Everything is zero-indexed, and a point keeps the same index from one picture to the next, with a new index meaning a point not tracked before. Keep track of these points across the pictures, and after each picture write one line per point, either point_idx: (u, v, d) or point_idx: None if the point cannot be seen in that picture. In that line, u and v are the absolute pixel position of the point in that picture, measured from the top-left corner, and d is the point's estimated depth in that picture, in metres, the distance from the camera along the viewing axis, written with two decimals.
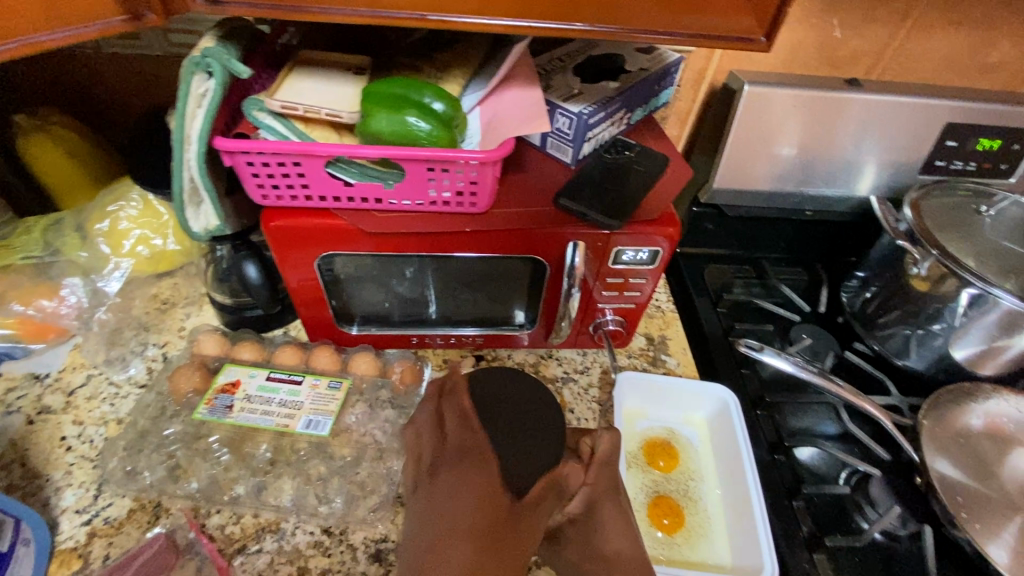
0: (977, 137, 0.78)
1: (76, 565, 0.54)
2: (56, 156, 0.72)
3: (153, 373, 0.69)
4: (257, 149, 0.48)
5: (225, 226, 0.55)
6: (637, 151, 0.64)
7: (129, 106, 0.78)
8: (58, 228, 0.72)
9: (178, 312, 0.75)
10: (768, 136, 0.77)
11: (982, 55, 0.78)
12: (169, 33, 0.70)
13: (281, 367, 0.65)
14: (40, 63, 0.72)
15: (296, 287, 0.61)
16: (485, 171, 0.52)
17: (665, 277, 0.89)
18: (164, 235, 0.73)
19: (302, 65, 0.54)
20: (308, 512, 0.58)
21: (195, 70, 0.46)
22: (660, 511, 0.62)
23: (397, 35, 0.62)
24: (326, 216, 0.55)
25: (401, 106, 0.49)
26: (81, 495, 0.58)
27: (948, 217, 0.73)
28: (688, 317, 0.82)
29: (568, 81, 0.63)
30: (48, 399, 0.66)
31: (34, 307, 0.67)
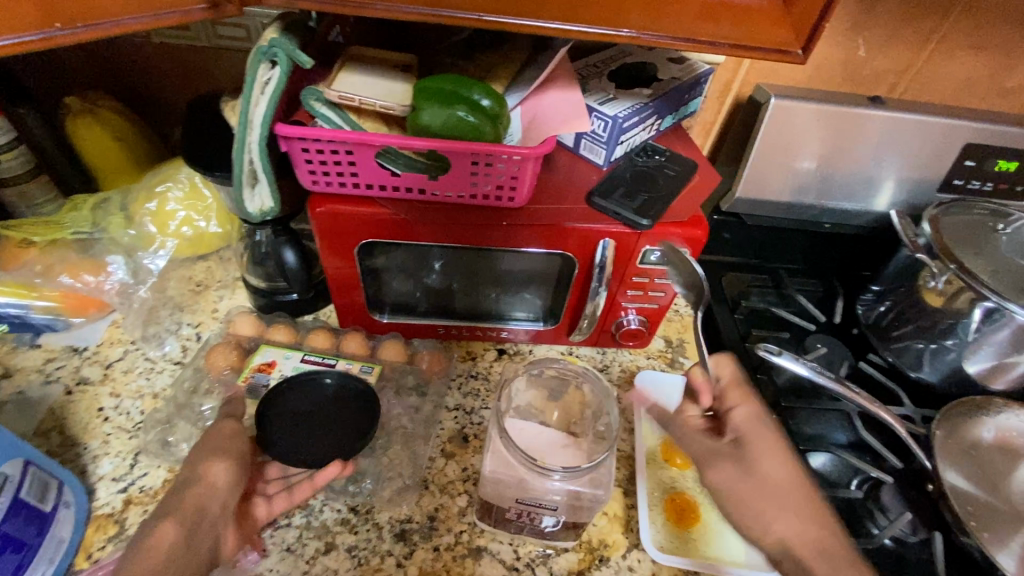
0: (995, 159, 0.80)
1: (112, 530, 0.56)
2: (103, 137, 0.75)
3: (188, 351, 0.71)
4: (314, 136, 0.51)
5: (278, 209, 0.57)
6: (667, 156, 0.67)
7: (173, 94, 0.81)
8: (104, 207, 0.75)
9: (211, 294, 0.77)
10: (791, 148, 0.80)
11: (1002, 79, 0.80)
12: (218, 26, 0.73)
13: (315, 350, 0.67)
14: (93, 48, 0.75)
15: (332, 274, 0.64)
16: (527, 166, 0.54)
17: None
18: (207, 218, 0.76)
19: (354, 60, 0.57)
20: (337, 490, 0.60)
21: (261, 60, 0.49)
22: (676, 507, 0.63)
23: (442, 37, 0.64)
24: (371, 204, 0.57)
25: (452, 101, 0.52)
26: (117, 463, 0.60)
27: (965, 234, 0.75)
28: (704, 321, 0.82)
29: (603, 86, 0.65)
30: (86, 370, 0.68)
31: (80, 281, 0.70)
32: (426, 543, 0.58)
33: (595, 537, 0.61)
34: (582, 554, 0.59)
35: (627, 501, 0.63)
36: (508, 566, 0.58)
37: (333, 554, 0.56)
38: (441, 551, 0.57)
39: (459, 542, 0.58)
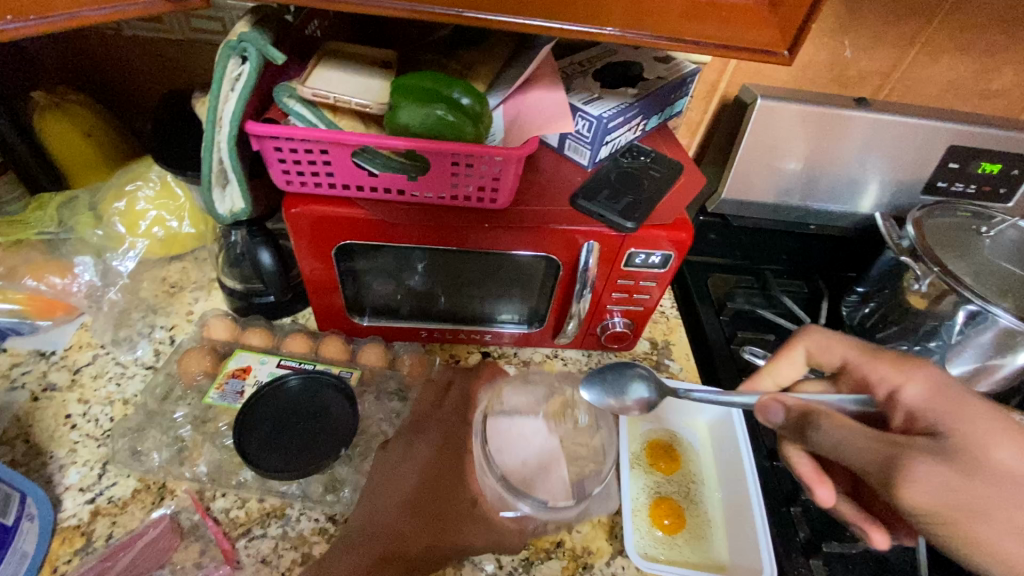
0: (978, 161, 0.80)
1: (79, 543, 0.54)
2: (71, 133, 0.72)
3: (161, 355, 0.68)
4: (286, 135, 0.49)
5: (249, 210, 0.55)
6: (653, 158, 0.66)
7: (146, 88, 0.78)
8: (72, 206, 0.72)
9: (186, 296, 0.75)
10: (777, 149, 0.79)
11: (986, 81, 0.80)
12: (191, 18, 0.70)
13: (291, 355, 0.65)
14: (61, 40, 0.72)
15: (309, 276, 0.62)
16: (509, 166, 0.52)
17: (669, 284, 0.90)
18: (180, 218, 0.73)
19: (330, 55, 0.55)
20: (313, 499, 0.58)
21: (230, 54, 0.47)
22: (660, 512, 0.63)
23: (421, 33, 0.63)
24: (348, 205, 0.56)
25: (430, 100, 0.50)
26: (85, 473, 0.58)
27: (948, 236, 0.75)
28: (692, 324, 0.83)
29: (588, 85, 0.64)
30: (54, 376, 0.66)
31: (46, 283, 0.68)
32: (406, 554, 0.56)
33: (578, 544, 0.59)
34: (566, 562, 0.58)
35: (611, 507, 0.62)
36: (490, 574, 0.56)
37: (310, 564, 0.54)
38: (422, 561, 0.56)
39: (440, 552, 0.57)
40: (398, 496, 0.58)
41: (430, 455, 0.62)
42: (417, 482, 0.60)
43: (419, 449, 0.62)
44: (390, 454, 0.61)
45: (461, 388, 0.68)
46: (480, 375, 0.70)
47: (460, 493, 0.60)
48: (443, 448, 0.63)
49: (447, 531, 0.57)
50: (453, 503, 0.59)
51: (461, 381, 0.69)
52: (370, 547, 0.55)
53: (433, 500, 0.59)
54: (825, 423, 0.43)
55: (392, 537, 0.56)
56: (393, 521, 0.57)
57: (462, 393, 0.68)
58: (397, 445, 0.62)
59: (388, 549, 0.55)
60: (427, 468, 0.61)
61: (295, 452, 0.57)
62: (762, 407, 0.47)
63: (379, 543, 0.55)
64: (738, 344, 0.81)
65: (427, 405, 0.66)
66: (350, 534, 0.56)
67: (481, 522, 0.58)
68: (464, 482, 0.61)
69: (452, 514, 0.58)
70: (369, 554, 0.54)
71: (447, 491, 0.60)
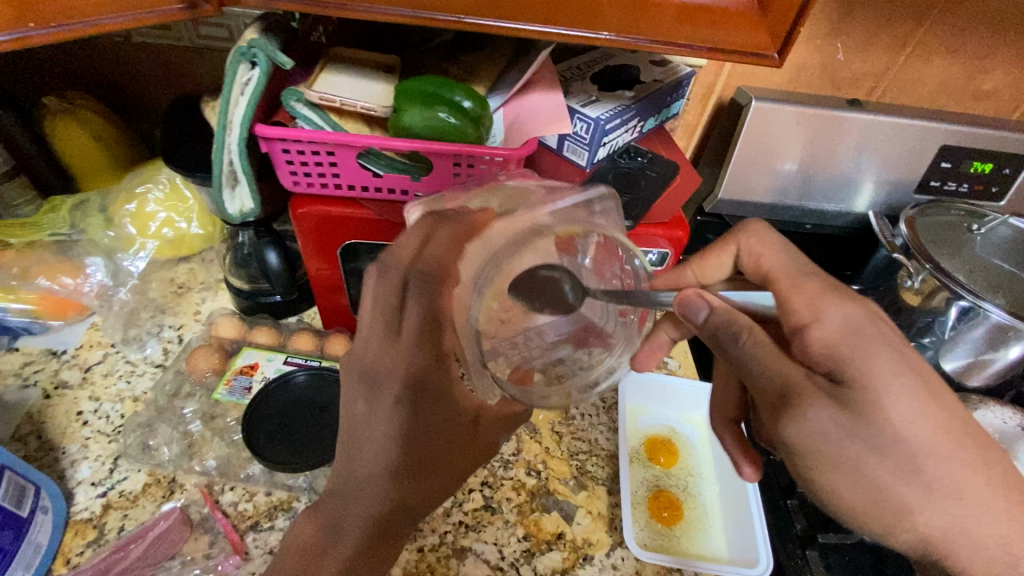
0: (970, 160, 0.82)
1: (91, 535, 0.55)
2: (82, 138, 0.74)
3: (170, 353, 0.70)
4: (294, 137, 0.50)
5: (259, 209, 0.56)
6: (649, 158, 0.67)
7: (155, 93, 0.80)
8: (83, 208, 0.74)
9: (194, 296, 0.76)
10: (773, 150, 0.81)
11: (977, 82, 0.82)
12: (199, 25, 0.72)
13: (298, 352, 0.67)
14: (72, 47, 0.74)
15: (315, 277, 0.64)
16: (508, 167, 0.54)
17: None
18: (189, 219, 0.75)
19: (335, 61, 0.57)
20: (319, 493, 0.59)
21: (241, 60, 0.49)
22: (659, 504, 0.64)
23: (424, 38, 0.65)
24: (354, 206, 0.57)
25: (433, 103, 0.52)
26: (96, 468, 0.60)
27: (941, 235, 0.77)
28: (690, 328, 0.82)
29: (586, 88, 0.66)
30: (65, 373, 0.67)
31: (58, 283, 0.70)
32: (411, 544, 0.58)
33: (579, 536, 0.60)
34: (567, 553, 0.59)
35: (611, 500, 0.64)
36: (493, 566, 0.57)
37: None
38: (426, 551, 0.57)
39: (443, 542, 0.58)
40: (382, 462, 0.45)
41: (411, 404, 0.45)
42: (403, 449, 0.45)
43: (388, 404, 0.45)
44: (352, 411, 0.46)
45: (423, 304, 0.45)
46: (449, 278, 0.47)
47: (463, 419, 0.48)
48: (419, 392, 0.45)
49: (453, 467, 0.49)
50: (460, 431, 0.48)
51: (428, 291, 0.45)
52: (367, 532, 0.46)
53: (437, 436, 0.47)
54: (745, 337, 0.39)
55: (386, 510, 0.46)
56: (383, 491, 0.45)
57: (427, 305, 0.45)
58: (352, 396, 0.46)
59: (391, 521, 0.47)
60: (414, 423, 0.45)
61: (301, 446, 0.58)
62: (684, 304, 0.43)
63: (379, 524, 0.46)
64: None
65: (389, 364, 0.45)
66: (342, 509, 0.46)
67: (489, 435, 0.51)
68: (458, 404, 0.48)
69: (460, 448, 0.49)
70: (365, 535, 0.46)
71: (437, 432, 0.47)
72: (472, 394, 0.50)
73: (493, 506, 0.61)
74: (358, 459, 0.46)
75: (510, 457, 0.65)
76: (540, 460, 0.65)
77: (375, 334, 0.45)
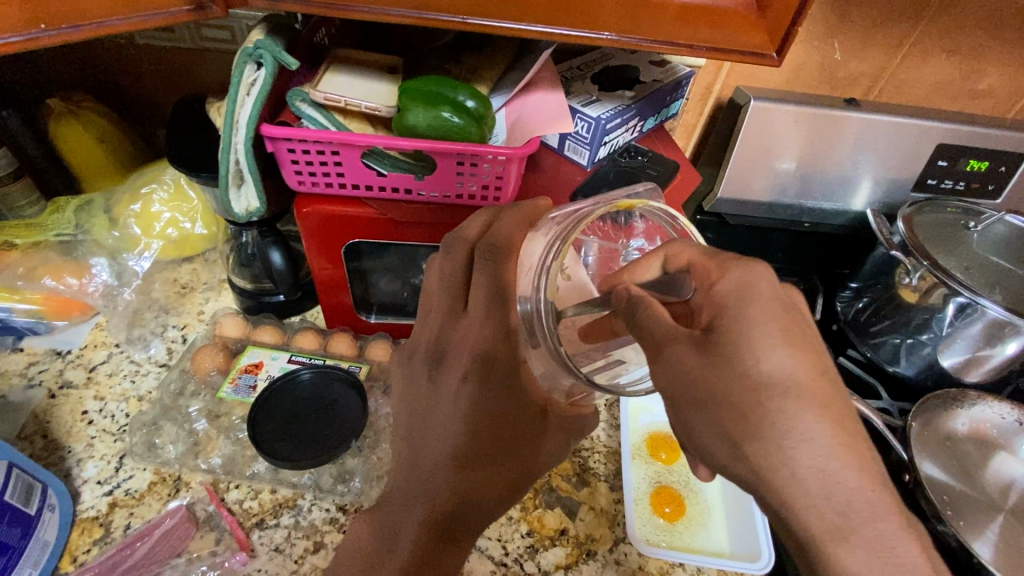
0: (966, 159, 0.83)
1: (97, 533, 0.56)
2: (87, 140, 0.75)
3: (174, 353, 0.70)
4: (299, 137, 0.51)
5: (264, 209, 0.57)
6: (649, 157, 0.68)
7: (158, 95, 0.81)
8: (88, 209, 0.74)
9: (197, 296, 0.77)
10: (772, 149, 0.81)
11: (973, 81, 0.83)
12: (203, 27, 0.73)
13: (302, 351, 0.67)
14: (78, 50, 0.75)
15: (319, 275, 0.64)
16: (511, 166, 0.55)
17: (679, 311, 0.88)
18: (193, 219, 0.75)
19: (339, 61, 0.57)
20: (324, 490, 0.60)
21: (247, 61, 0.50)
22: (662, 500, 0.64)
23: (427, 39, 0.65)
24: (358, 205, 0.58)
25: (437, 103, 0.52)
26: (102, 466, 0.60)
27: (939, 232, 0.78)
28: None
29: (586, 88, 0.67)
30: (70, 373, 0.68)
31: (63, 283, 0.70)
32: None
33: (582, 532, 0.61)
34: (570, 549, 0.60)
35: (613, 496, 0.64)
36: (497, 562, 0.58)
37: (321, 553, 0.56)
38: None
39: None
40: (447, 444, 0.47)
41: (476, 389, 0.46)
42: (466, 433, 0.46)
43: (454, 383, 0.47)
44: (426, 390, 0.49)
45: (486, 277, 0.45)
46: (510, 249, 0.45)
47: (526, 409, 0.46)
48: (487, 373, 0.45)
49: (519, 457, 0.48)
50: (522, 420, 0.47)
51: (487, 266, 0.45)
52: (434, 512, 0.48)
53: (497, 423, 0.46)
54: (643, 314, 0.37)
55: (452, 493, 0.48)
56: (450, 474, 0.47)
57: (491, 278, 0.44)
58: (425, 376, 0.49)
59: (458, 506, 0.48)
60: (477, 408, 0.46)
61: (307, 443, 0.58)
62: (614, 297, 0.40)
63: (445, 507, 0.48)
64: None
65: (458, 341, 0.47)
66: (414, 487, 0.49)
67: (558, 431, 0.48)
68: (523, 391, 0.46)
69: (524, 440, 0.47)
70: (433, 515, 0.48)
71: (505, 418, 0.46)
72: (538, 385, 0.46)
73: None
74: (423, 441, 0.49)
75: None
76: None
77: (440, 314, 0.48)
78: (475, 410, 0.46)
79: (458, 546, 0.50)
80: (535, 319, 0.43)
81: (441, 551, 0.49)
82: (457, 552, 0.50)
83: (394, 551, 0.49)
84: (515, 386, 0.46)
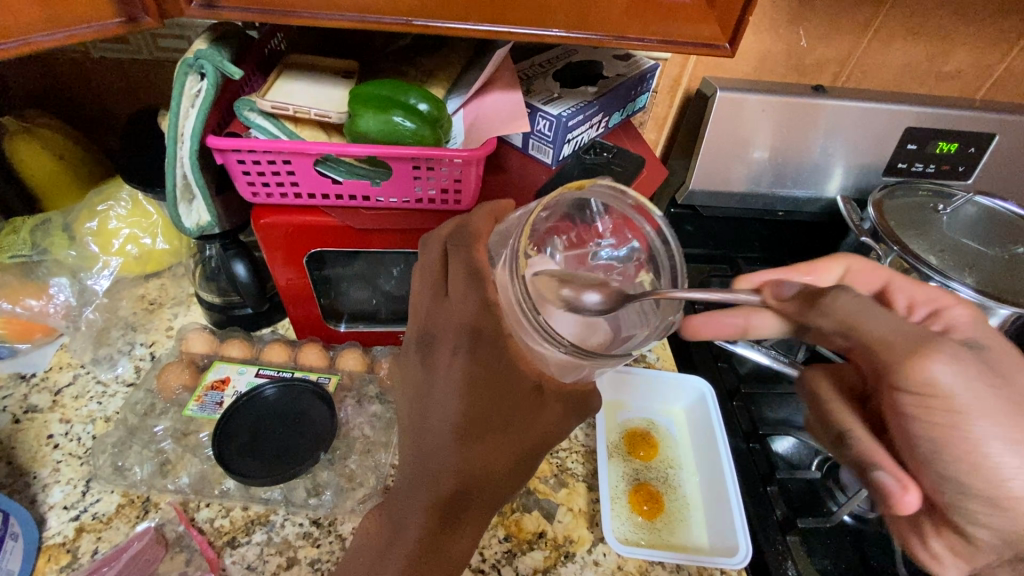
0: (936, 141, 0.83)
1: (64, 560, 0.54)
2: (45, 157, 0.73)
3: (141, 371, 0.69)
4: (248, 147, 0.50)
5: (216, 222, 0.57)
6: (615, 153, 0.67)
7: (118, 108, 0.79)
8: (44, 228, 0.72)
9: (165, 312, 0.75)
10: (741, 139, 0.81)
11: (940, 64, 0.83)
12: (157, 38, 0.71)
13: (270, 364, 0.66)
14: (28, 65, 0.73)
15: (286, 287, 0.63)
16: (469, 169, 0.54)
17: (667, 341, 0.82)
18: (153, 235, 0.74)
19: (291, 68, 0.56)
20: (296, 504, 0.59)
21: (188, 71, 0.49)
22: (638, 499, 0.64)
23: (384, 43, 0.64)
24: (315, 213, 0.57)
25: (388, 107, 0.52)
26: (69, 491, 0.59)
27: (909, 216, 0.78)
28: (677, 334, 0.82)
29: (548, 86, 0.66)
30: (35, 398, 0.66)
31: (22, 305, 0.68)
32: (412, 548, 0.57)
33: (560, 534, 0.60)
34: (549, 552, 0.59)
35: (591, 495, 0.64)
36: (475, 568, 0.57)
37: (295, 568, 0.55)
38: None
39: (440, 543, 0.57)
40: (443, 424, 0.46)
41: (467, 363, 0.44)
42: (461, 408, 0.45)
43: (446, 360, 0.46)
44: (419, 374, 0.48)
45: (460, 264, 0.45)
46: (477, 235, 0.46)
47: (520, 383, 0.44)
48: (476, 344, 0.44)
49: (516, 433, 0.46)
50: (518, 394, 0.44)
51: (458, 252, 0.46)
52: (438, 494, 0.46)
53: (491, 398, 0.44)
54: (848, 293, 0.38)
55: (455, 473, 0.46)
56: (451, 453, 0.46)
57: (465, 262, 0.45)
58: (417, 362, 0.49)
59: (460, 485, 0.46)
60: (471, 383, 0.44)
61: (275, 458, 0.57)
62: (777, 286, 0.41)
63: (449, 486, 0.46)
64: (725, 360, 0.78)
65: (442, 322, 0.46)
66: (415, 473, 0.48)
67: (557, 403, 0.45)
68: (514, 365, 0.43)
69: (522, 410, 0.45)
70: (434, 497, 0.47)
71: (500, 390, 0.44)
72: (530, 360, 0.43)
73: None
74: (421, 424, 0.48)
75: None
76: None
77: (430, 292, 0.48)
78: (464, 386, 0.45)
79: (464, 532, 0.48)
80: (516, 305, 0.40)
81: (446, 537, 0.47)
82: (461, 540, 0.48)
83: (396, 542, 0.47)
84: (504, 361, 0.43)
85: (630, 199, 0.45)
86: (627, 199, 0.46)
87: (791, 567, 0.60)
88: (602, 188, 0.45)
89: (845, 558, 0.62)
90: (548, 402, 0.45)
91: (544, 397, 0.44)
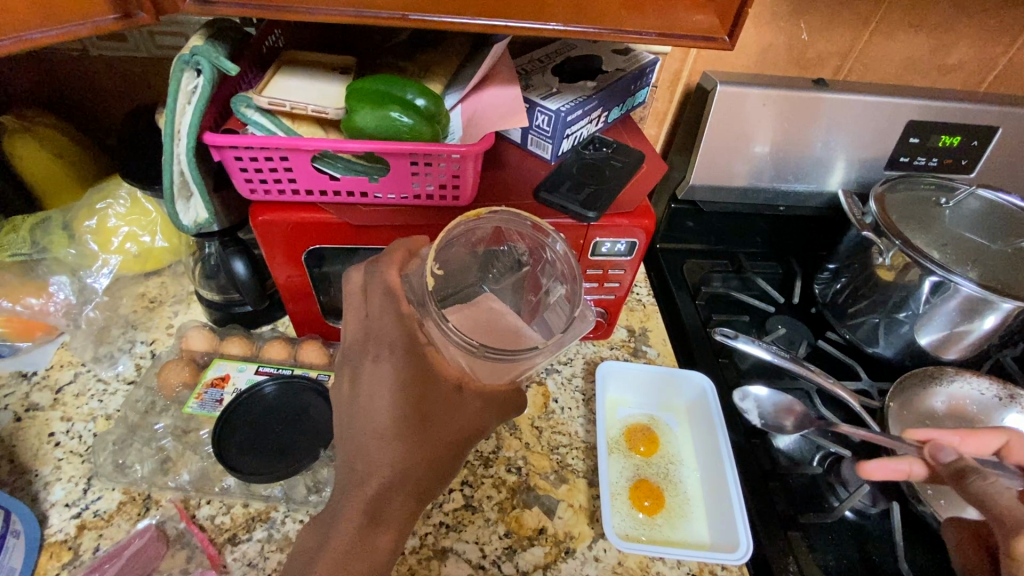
0: (939, 134, 0.82)
1: (66, 557, 0.54)
2: (43, 156, 0.73)
3: (142, 369, 0.69)
4: (245, 144, 0.50)
5: (214, 219, 0.57)
6: (615, 148, 0.67)
7: (115, 107, 0.79)
8: (44, 226, 0.72)
9: (166, 310, 0.76)
10: (741, 133, 0.80)
11: (942, 56, 0.82)
12: (155, 35, 0.71)
13: (270, 361, 0.66)
14: (24, 62, 0.73)
15: (285, 284, 0.63)
16: (467, 165, 0.53)
17: (667, 333, 0.82)
18: (153, 232, 0.74)
19: (288, 64, 0.56)
20: (297, 501, 0.59)
21: (184, 68, 0.48)
22: (641, 492, 0.64)
23: (382, 39, 0.64)
24: (313, 210, 0.56)
25: (385, 103, 0.51)
26: (70, 488, 0.59)
27: (911, 211, 0.77)
28: (677, 326, 0.81)
29: (547, 81, 0.66)
30: (36, 396, 0.66)
31: (22, 304, 0.69)
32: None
33: (561, 530, 0.60)
34: (549, 548, 0.59)
35: (592, 492, 0.64)
36: (475, 564, 0.57)
37: None
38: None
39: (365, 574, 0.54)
40: (373, 425, 0.46)
41: (389, 370, 0.45)
42: (391, 410, 0.45)
43: (367, 371, 0.47)
44: (343, 394, 0.48)
45: (377, 284, 0.48)
46: (390, 262, 0.48)
47: (438, 385, 0.45)
48: (392, 352, 0.46)
49: (438, 436, 0.46)
50: (435, 397, 0.45)
51: (374, 273, 0.48)
52: (363, 495, 0.45)
53: (416, 402, 0.45)
54: None
55: (388, 473, 0.45)
56: (386, 454, 0.45)
57: (381, 283, 0.47)
58: (345, 376, 0.49)
59: (386, 484, 0.45)
60: (398, 387, 0.45)
61: (273, 455, 0.58)
62: None
63: (375, 484, 0.45)
64: (726, 356, 0.77)
65: (363, 336, 0.48)
66: (345, 480, 0.46)
67: (477, 398, 0.47)
68: (434, 371, 0.45)
69: (442, 412, 0.46)
70: (365, 503, 0.45)
71: (421, 396, 0.45)
72: (448, 363, 0.46)
73: (473, 504, 0.61)
74: (350, 430, 0.47)
75: (489, 455, 0.65)
76: (521, 456, 0.66)
77: (354, 313, 0.50)
78: (382, 395, 0.45)
79: (389, 528, 0.46)
80: (435, 326, 0.45)
81: (371, 535, 0.45)
82: (387, 540, 0.46)
83: (323, 545, 0.45)
84: (417, 369, 0.45)
85: (525, 224, 0.50)
86: (524, 221, 0.50)
87: (792, 563, 0.60)
88: (499, 215, 0.49)
89: (847, 553, 0.62)
90: (467, 401, 0.47)
91: (463, 398, 0.46)
